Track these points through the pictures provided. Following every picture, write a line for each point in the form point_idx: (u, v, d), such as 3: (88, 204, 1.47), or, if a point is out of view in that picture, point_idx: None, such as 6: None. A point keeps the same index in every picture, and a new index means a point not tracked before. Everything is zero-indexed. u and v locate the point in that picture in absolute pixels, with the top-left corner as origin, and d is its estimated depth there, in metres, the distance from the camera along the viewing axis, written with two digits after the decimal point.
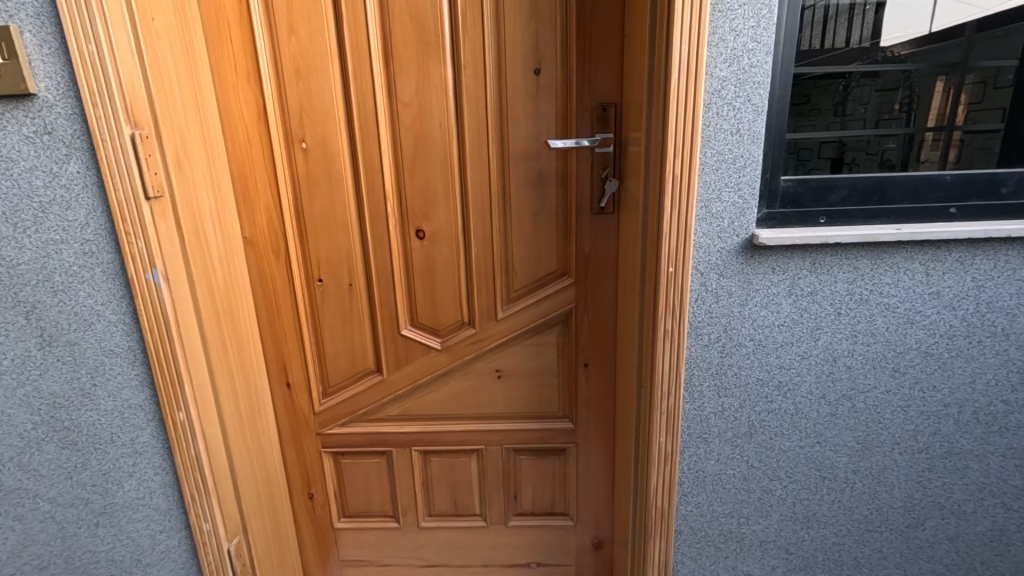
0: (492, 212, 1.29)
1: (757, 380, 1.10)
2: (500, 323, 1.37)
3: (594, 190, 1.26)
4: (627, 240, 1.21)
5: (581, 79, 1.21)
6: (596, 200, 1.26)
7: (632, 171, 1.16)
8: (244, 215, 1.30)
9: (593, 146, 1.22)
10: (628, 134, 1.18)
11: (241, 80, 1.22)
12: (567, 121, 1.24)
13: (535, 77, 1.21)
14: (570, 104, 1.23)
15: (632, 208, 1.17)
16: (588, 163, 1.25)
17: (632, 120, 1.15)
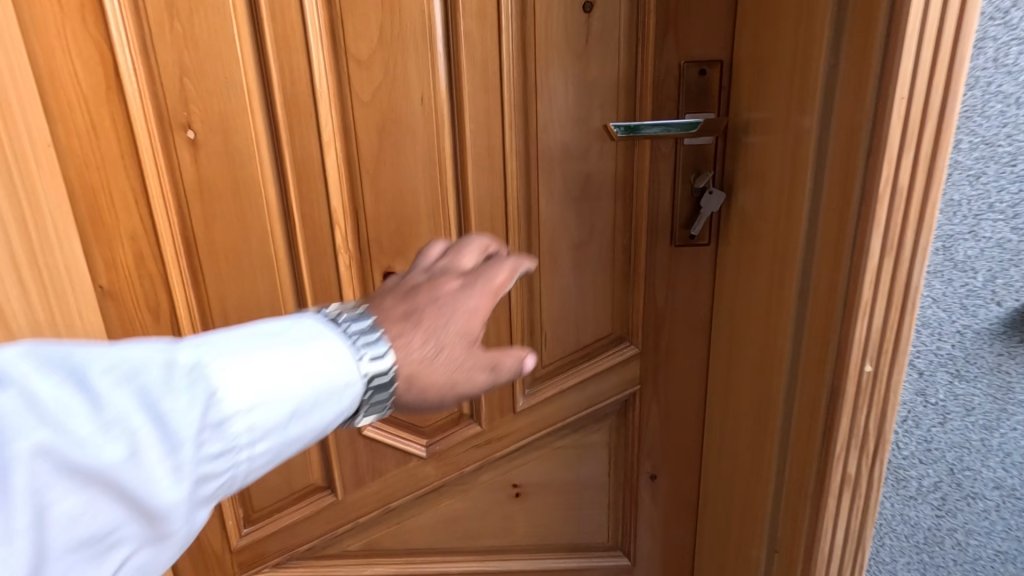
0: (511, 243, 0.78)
1: (997, 555, 0.61)
2: (521, 419, 0.87)
3: (678, 208, 0.77)
4: (744, 294, 0.72)
5: (665, 21, 0.72)
6: (686, 222, 0.78)
7: (759, 176, 0.68)
8: (94, 251, 0.77)
9: (683, 136, 0.73)
10: (749, 112, 0.69)
11: (72, 16, 0.69)
12: (638, 93, 0.75)
13: (584, 18, 0.72)
14: (642, 63, 0.74)
15: (755, 240, 0.68)
16: (669, 161, 0.76)
17: (760, 88, 0.66)
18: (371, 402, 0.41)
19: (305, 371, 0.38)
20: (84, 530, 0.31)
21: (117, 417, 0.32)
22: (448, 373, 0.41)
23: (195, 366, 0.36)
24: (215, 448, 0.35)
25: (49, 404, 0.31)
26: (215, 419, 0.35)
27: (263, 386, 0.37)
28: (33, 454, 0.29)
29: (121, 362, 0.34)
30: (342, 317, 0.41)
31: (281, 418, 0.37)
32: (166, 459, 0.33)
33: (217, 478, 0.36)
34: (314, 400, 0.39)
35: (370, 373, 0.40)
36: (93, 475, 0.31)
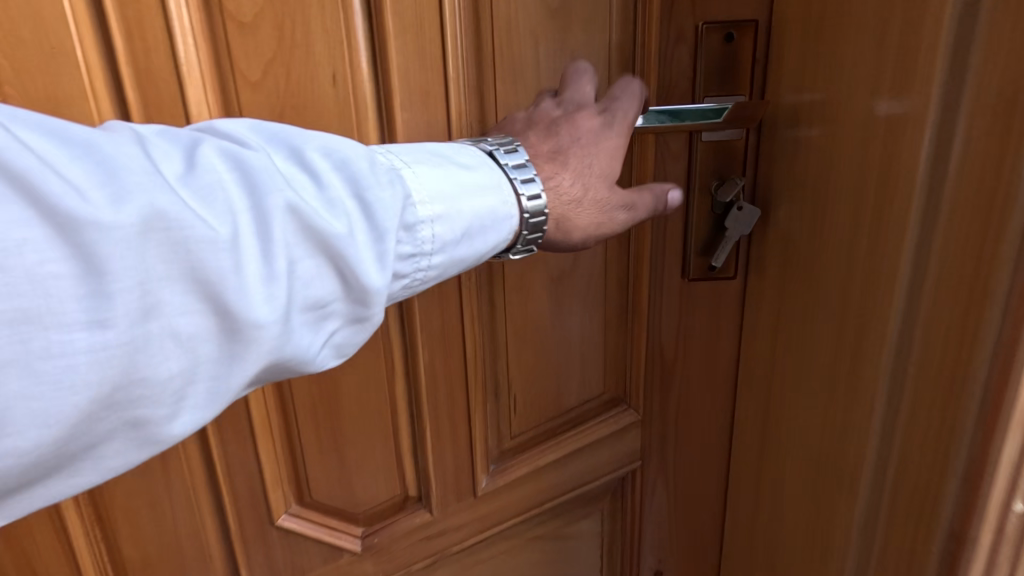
0: (465, 277, 0.57)
1: None
2: (484, 504, 0.66)
3: (692, 226, 0.56)
4: (793, 349, 0.52)
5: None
6: (705, 249, 0.57)
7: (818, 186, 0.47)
8: None
9: (703, 128, 0.51)
10: (797, 95, 0.49)
11: None
12: (639, 70, 0.54)
13: None
14: (645, 27, 0.53)
15: (815, 278, 0.48)
16: (681, 165, 0.55)
17: (821, 60, 0.45)
18: (527, 236, 0.47)
19: (474, 196, 0.43)
20: (315, 293, 0.36)
21: (339, 198, 0.37)
22: (592, 219, 0.49)
23: (392, 169, 0.40)
24: (407, 247, 0.40)
25: (293, 178, 0.37)
26: (410, 218, 0.40)
27: (450, 194, 0.42)
28: (286, 207, 0.35)
29: (337, 152, 0.38)
30: (503, 152, 0.46)
31: (456, 229, 0.42)
32: (375, 246, 0.38)
33: (411, 272, 0.41)
34: (479, 219, 0.43)
35: (529, 208, 0.46)
36: (327, 240, 0.36)
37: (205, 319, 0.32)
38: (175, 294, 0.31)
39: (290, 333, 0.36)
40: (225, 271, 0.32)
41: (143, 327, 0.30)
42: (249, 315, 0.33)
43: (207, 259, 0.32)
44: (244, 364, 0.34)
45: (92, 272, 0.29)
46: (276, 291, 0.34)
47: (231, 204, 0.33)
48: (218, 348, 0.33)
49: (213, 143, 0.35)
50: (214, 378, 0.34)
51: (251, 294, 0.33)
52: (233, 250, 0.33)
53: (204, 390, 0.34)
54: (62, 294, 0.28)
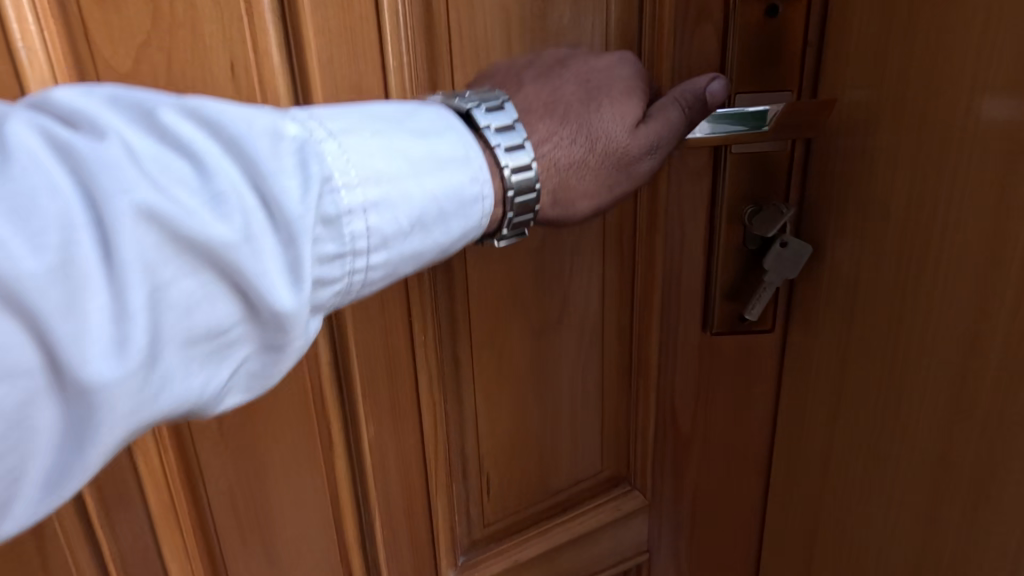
0: (418, 332, 0.43)
1: None
2: None
3: (721, 268, 0.43)
4: (871, 434, 0.40)
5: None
6: (735, 294, 0.44)
7: (905, 223, 0.35)
8: None
9: (742, 140, 0.38)
10: (858, 96, 0.37)
11: None
12: (646, 60, 0.41)
13: None
14: (654, 3, 0.40)
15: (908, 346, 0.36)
16: (703, 186, 0.42)
17: (909, 51, 0.34)
18: (514, 219, 0.36)
19: (430, 172, 0.31)
20: (199, 325, 0.25)
21: (226, 191, 0.26)
22: (602, 182, 0.37)
23: (309, 144, 0.28)
24: (331, 249, 0.28)
25: (156, 162, 0.25)
26: (335, 206, 0.28)
27: (395, 174, 0.30)
28: (138, 214, 0.24)
29: (222, 123, 0.27)
30: (485, 111, 0.35)
31: (404, 220, 0.30)
32: (284, 253, 0.27)
33: (345, 280, 0.29)
34: (440, 204, 0.32)
35: (515, 183, 0.35)
36: (205, 251, 0.25)
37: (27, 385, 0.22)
38: None
39: (160, 388, 0.25)
40: (42, 319, 0.22)
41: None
42: (94, 368, 0.23)
43: (13, 305, 0.21)
44: (97, 438, 0.23)
45: None
46: (127, 333, 0.23)
47: (56, 214, 0.22)
48: (54, 420, 0.23)
49: (34, 128, 0.24)
50: (53, 459, 0.23)
51: (90, 343, 0.23)
52: (57, 281, 0.22)
53: (38, 479, 0.23)
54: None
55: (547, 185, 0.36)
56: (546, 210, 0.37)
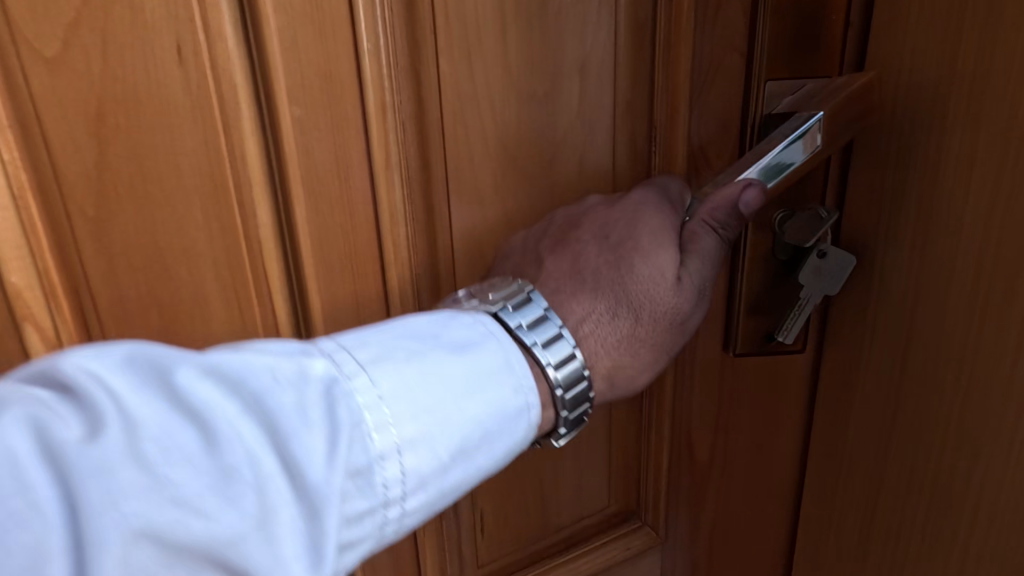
0: None
1: None
2: None
3: (755, 287, 0.38)
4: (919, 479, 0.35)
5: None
6: (760, 309, 0.39)
7: (951, 339, 0.33)
8: None
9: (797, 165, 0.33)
10: (895, 188, 0.34)
11: None
12: (662, 40, 0.35)
13: None
14: None
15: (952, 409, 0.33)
16: None
17: (982, 23, 0.29)
18: (569, 414, 0.33)
19: (465, 396, 0.28)
20: None
21: (245, 468, 0.22)
22: (653, 353, 0.35)
23: (339, 391, 0.25)
24: (360, 505, 0.25)
25: (166, 447, 0.21)
26: (365, 458, 0.25)
27: (432, 411, 0.27)
28: (142, 531, 0.20)
29: (248, 384, 0.24)
30: (513, 310, 0.33)
31: (441, 455, 0.27)
32: (309, 535, 0.23)
33: (370, 534, 0.25)
34: (480, 428, 0.29)
35: (561, 379, 0.32)
36: (218, 545, 0.21)
37: None
38: None
39: None
40: None
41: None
42: None
43: None
44: None
45: None
46: None
47: (44, 542, 0.19)
48: None
49: (35, 420, 0.20)
50: None
51: None
52: None
53: None
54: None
55: (597, 368, 0.34)
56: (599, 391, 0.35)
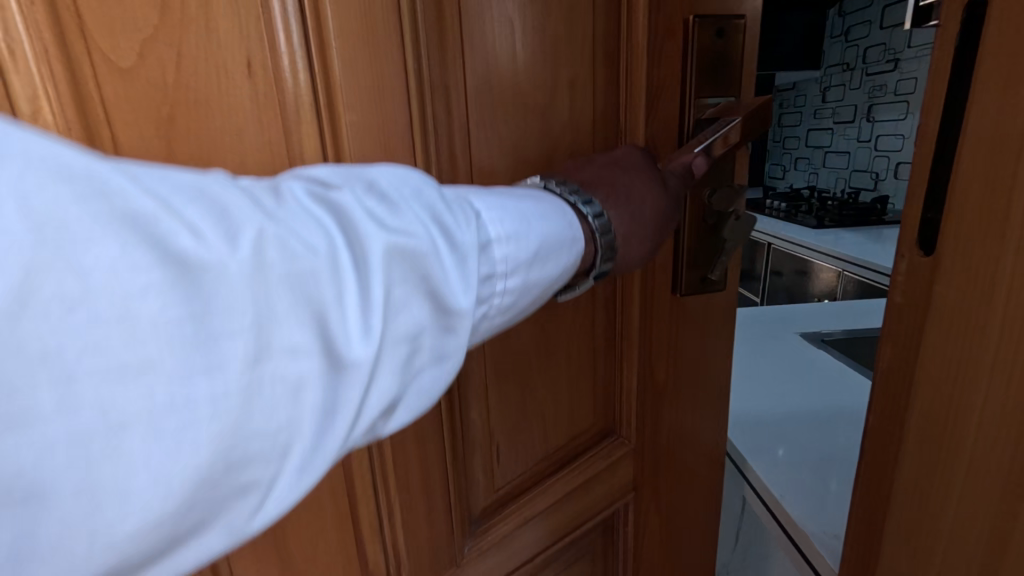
0: None
1: None
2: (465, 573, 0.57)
3: (694, 246, 0.53)
4: (935, 513, 0.37)
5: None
6: (697, 264, 0.54)
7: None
8: None
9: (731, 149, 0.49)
10: (956, 265, 0.34)
11: None
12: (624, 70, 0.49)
13: None
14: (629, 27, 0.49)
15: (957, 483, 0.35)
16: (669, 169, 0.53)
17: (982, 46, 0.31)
18: (602, 254, 0.43)
19: (543, 215, 0.38)
20: (407, 327, 0.30)
21: (423, 218, 0.32)
22: (655, 212, 0.45)
23: (464, 194, 0.35)
24: (484, 268, 0.34)
25: (376, 203, 0.31)
26: (485, 239, 0.34)
27: (520, 216, 0.37)
28: (380, 244, 0.29)
29: (414, 178, 0.33)
30: (555, 184, 0.43)
31: (531, 249, 0.36)
32: (462, 274, 0.32)
33: (493, 297, 0.35)
34: (553, 243, 0.38)
35: (597, 225, 0.42)
36: (420, 259, 0.31)
37: (313, 363, 0.25)
38: (284, 341, 0.25)
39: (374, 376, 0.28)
40: (321, 312, 0.26)
41: (245, 373, 0.23)
42: (347, 354, 0.27)
43: (303, 301, 0.26)
44: (340, 407, 0.26)
45: (195, 303, 0.22)
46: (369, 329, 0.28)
47: (330, 238, 0.28)
48: (317, 397, 0.26)
49: (298, 185, 0.30)
50: (310, 436, 0.25)
51: (346, 335, 0.27)
52: (333, 286, 0.27)
53: (294, 461, 0.25)
54: (154, 341, 0.21)
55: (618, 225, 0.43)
56: (620, 248, 0.44)
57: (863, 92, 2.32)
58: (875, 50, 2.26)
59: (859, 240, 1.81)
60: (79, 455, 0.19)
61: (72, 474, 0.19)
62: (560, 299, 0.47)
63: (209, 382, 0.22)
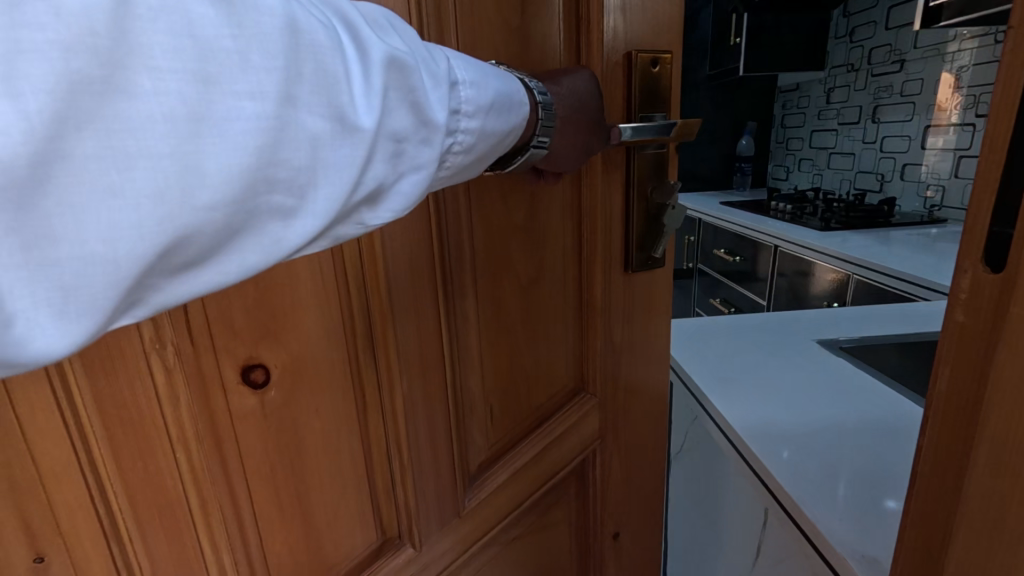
0: (460, 292, 0.60)
1: None
2: (470, 519, 0.67)
3: (640, 226, 0.71)
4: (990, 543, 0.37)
5: (591, 4, 0.63)
6: (643, 246, 0.72)
7: None
8: None
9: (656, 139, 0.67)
10: None
11: None
12: None
13: (528, 14, 0.58)
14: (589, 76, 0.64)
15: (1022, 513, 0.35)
16: (621, 172, 0.68)
17: None
18: (545, 120, 0.54)
19: (499, 79, 0.49)
20: (397, 124, 0.39)
21: (407, 46, 0.41)
22: (578, 99, 0.58)
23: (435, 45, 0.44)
24: (452, 102, 0.44)
25: (370, 27, 0.39)
26: (453, 78, 0.44)
27: (479, 70, 0.47)
28: (377, 53, 0.38)
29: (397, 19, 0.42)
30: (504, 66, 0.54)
31: (488, 99, 0.47)
32: (437, 96, 0.42)
33: (458, 132, 0.45)
34: (505, 99, 0.48)
35: (540, 94, 0.53)
36: (409, 75, 0.39)
37: (328, 124, 0.34)
38: (310, 99, 0.33)
39: (371, 155, 0.37)
40: (335, 86, 0.35)
41: (278, 110, 0.31)
42: (354, 124, 0.36)
43: (323, 72, 0.34)
44: (348, 166, 0.36)
45: (246, 44, 0.30)
46: (369, 111, 0.37)
47: (339, 35, 0.36)
48: (331, 154, 0.35)
49: None
50: (325, 179, 0.35)
51: (353, 111, 0.36)
52: (342, 69, 0.35)
53: (315, 192, 0.34)
54: (218, 63, 0.29)
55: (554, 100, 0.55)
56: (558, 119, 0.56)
57: (867, 95, 2.63)
58: (881, 52, 2.53)
59: (863, 241, 1.97)
60: (171, 128, 0.27)
61: (170, 137, 0.27)
62: (507, 166, 0.57)
63: (255, 107, 0.30)
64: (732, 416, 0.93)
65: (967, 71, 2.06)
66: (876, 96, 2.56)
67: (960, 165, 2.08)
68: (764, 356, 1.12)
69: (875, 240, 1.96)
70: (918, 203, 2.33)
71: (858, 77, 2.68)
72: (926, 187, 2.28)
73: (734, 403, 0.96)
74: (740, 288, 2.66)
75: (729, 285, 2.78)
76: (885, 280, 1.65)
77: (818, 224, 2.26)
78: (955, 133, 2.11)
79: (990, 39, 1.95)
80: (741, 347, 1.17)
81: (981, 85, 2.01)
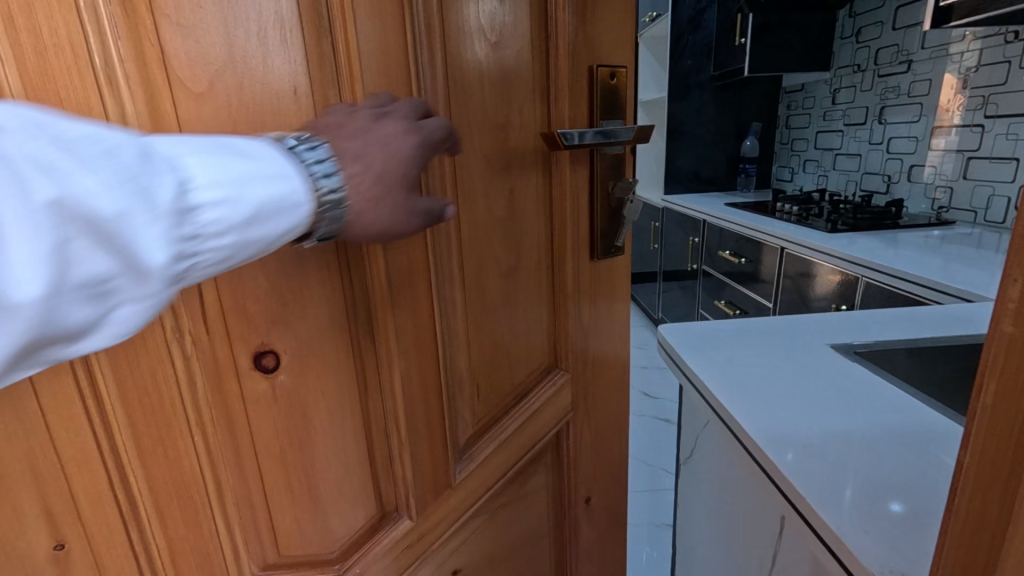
0: (451, 280, 0.66)
1: None
2: (460, 490, 0.73)
3: (603, 216, 0.85)
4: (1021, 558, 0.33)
5: (555, 32, 0.74)
6: (605, 234, 0.85)
7: None
8: None
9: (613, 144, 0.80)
10: None
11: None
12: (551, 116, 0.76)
13: (505, 40, 0.68)
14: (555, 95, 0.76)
15: None
16: (586, 172, 0.81)
17: None
18: (330, 215, 0.45)
19: (266, 179, 0.41)
20: (92, 272, 0.32)
21: (115, 178, 0.33)
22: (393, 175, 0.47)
23: (166, 160, 0.36)
24: (185, 231, 0.37)
25: (56, 157, 0.31)
26: (189, 201, 0.37)
27: (226, 182, 0.38)
28: (55, 199, 0.30)
29: (102, 134, 0.33)
30: (298, 141, 0.44)
31: (244, 215, 0.39)
32: (156, 232, 0.34)
33: (196, 260, 0.38)
34: (272, 209, 0.41)
35: (326, 186, 0.44)
36: (107, 219, 0.32)
37: None
38: None
39: (60, 313, 0.31)
40: None
41: None
42: (17, 293, 0.29)
43: None
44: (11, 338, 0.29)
45: None
46: (48, 274, 0.30)
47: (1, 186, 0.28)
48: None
49: None
50: None
51: (19, 279, 0.29)
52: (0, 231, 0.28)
53: None
54: None
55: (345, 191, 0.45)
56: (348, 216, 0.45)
57: (875, 94, 2.65)
58: (886, 49, 2.56)
59: (869, 241, 2.01)
60: None
61: None
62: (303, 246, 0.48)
63: None
64: (742, 415, 0.82)
65: (973, 72, 2.08)
66: (882, 97, 2.59)
67: (969, 166, 2.12)
68: (790, 352, 1.02)
69: (880, 241, 2.00)
70: (926, 204, 2.35)
71: (864, 77, 2.71)
72: (933, 188, 2.30)
73: (741, 399, 0.86)
74: (742, 287, 2.72)
75: (733, 287, 2.82)
76: (894, 280, 1.66)
77: (823, 224, 2.31)
78: (955, 134, 2.17)
79: (1000, 38, 1.97)
80: (743, 342, 1.07)
81: (985, 86, 2.03)
